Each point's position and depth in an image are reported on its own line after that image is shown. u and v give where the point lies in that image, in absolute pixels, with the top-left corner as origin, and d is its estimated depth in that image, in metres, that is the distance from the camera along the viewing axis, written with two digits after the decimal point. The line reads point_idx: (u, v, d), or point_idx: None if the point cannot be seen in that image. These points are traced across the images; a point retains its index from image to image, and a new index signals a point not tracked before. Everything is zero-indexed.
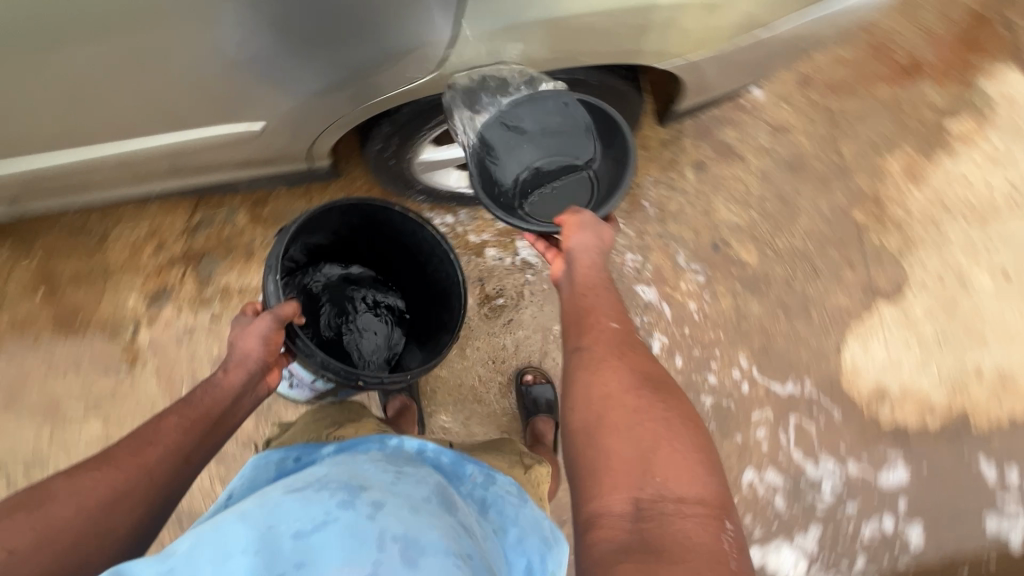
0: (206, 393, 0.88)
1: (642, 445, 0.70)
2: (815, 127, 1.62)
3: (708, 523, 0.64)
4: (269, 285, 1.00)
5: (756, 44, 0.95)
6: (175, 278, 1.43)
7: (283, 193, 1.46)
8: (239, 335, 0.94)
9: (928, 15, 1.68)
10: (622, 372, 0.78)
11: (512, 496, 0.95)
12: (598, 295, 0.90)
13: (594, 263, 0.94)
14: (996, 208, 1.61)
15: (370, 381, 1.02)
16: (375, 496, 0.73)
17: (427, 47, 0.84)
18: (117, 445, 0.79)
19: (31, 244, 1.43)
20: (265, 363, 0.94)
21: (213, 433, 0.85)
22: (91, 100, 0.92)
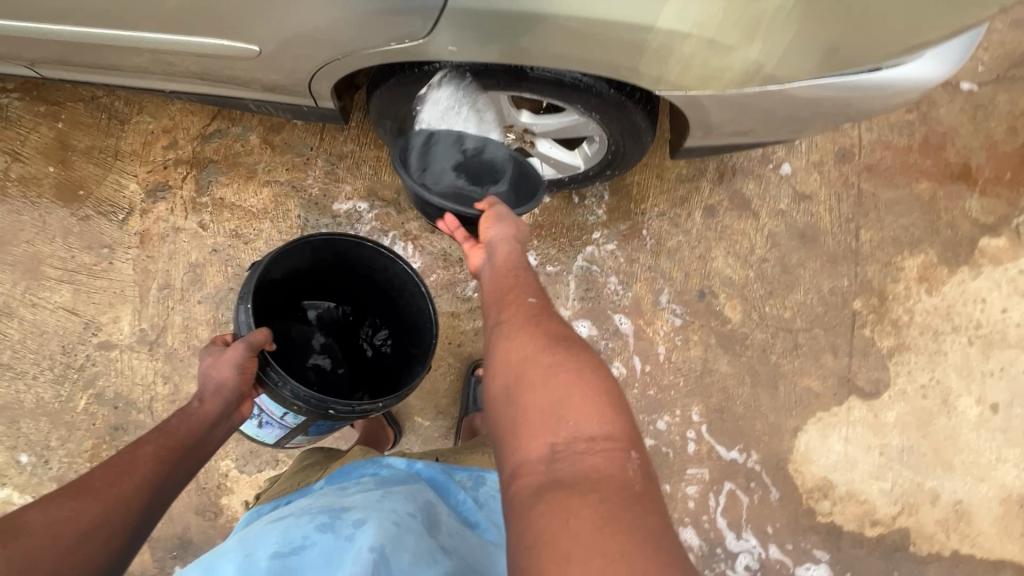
0: (182, 422, 0.86)
1: (551, 395, 0.66)
2: (839, 204, 1.56)
3: (613, 455, 0.61)
4: (241, 314, 1.01)
5: (764, 95, 0.92)
6: (177, 178, 1.48)
7: (299, 125, 1.50)
8: (211, 365, 0.93)
9: (993, 123, 1.59)
10: (535, 338, 0.73)
11: (502, 497, 1.01)
12: (519, 276, 0.86)
13: (513, 251, 0.91)
14: (1004, 338, 1.53)
15: (339, 409, 1.00)
16: (355, 517, 0.79)
17: (418, 7, 0.84)
18: (90, 476, 0.73)
19: (59, 110, 1.50)
20: (241, 393, 0.94)
21: (185, 465, 0.82)
22: None
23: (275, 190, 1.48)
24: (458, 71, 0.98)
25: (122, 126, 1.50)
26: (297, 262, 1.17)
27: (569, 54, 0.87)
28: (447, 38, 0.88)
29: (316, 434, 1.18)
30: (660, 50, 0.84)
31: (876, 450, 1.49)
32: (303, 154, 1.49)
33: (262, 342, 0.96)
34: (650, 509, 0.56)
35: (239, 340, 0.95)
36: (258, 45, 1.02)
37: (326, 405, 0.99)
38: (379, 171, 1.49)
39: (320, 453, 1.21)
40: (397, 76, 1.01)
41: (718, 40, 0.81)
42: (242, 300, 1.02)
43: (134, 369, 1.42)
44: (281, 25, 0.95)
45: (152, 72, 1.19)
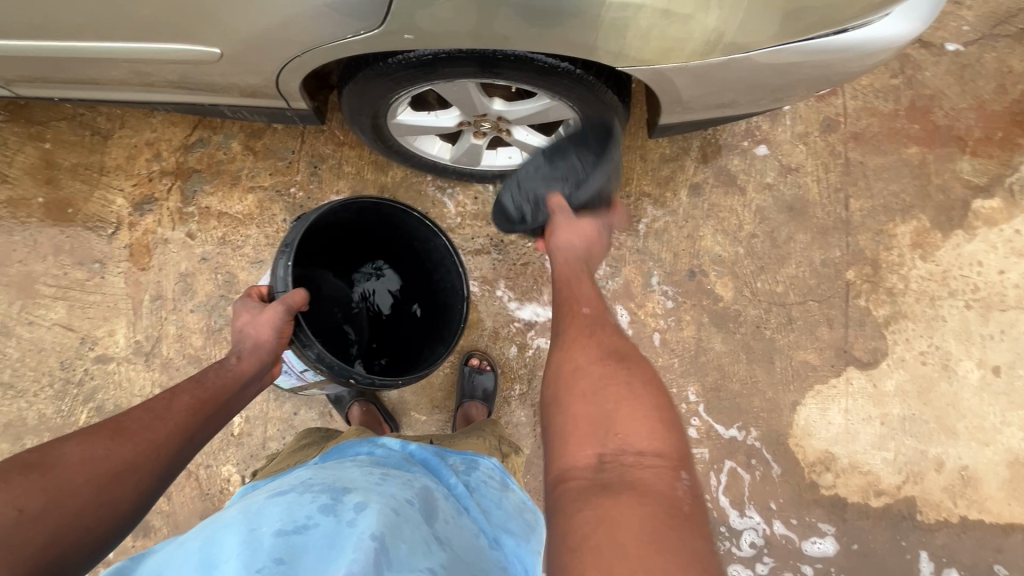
0: (217, 376, 0.86)
1: (603, 408, 0.70)
2: (827, 175, 1.54)
3: (663, 471, 0.63)
4: (280, 269, 0.99)
5: (732, 63, 0.91)
6: (162, 190, 1.49)
7: (280, 129, 1.51)
8: (248, 324, 0.93)
9: (981, 83, 1.56)
10: (588, 350, 0.79)
11: (494, 483, 0.97)
12: (580, 284, 0.93)
13: (574, 256, 0.97)
14: (1003, 300, 1.51)
15: (360, 381, 0.99)
16: (357, 500, 0.75)
17: None
18: (127, 416, 0.75)
19: (42, 130, 1.52)
20: (276, 354, 0.94)
21: (217, 419, 0.83)
22: None
23: (260, 195, 1.49)
24: (426, 61, 0.97)
25: (106, 141, 1.51)
26: (337, 219, 1.16)
27: (526, 34, 0.87)
28: (402, 26, 0.88)
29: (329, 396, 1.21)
30: (616, 24, 0.84)
31: (878, 420, 1.47)
32: (285, 158, 1.49)
33: (297, 305, 0.95)
34: (696, 530, 0.57)
35: (275, 301, 0.94)
36: (219, 48, 1.02)
37: (348, 376, 0.98)
38: (361, 169, 1.49)
39: (320, 432, 1.18)
40: (366, 69, 1.01)
41: (672, 9, 0.81)
42: (284, 252, 0.98)
43: (132, 381, 1.43)
44: (240, 23, 0.95)
45: (129, 83, 1.20)
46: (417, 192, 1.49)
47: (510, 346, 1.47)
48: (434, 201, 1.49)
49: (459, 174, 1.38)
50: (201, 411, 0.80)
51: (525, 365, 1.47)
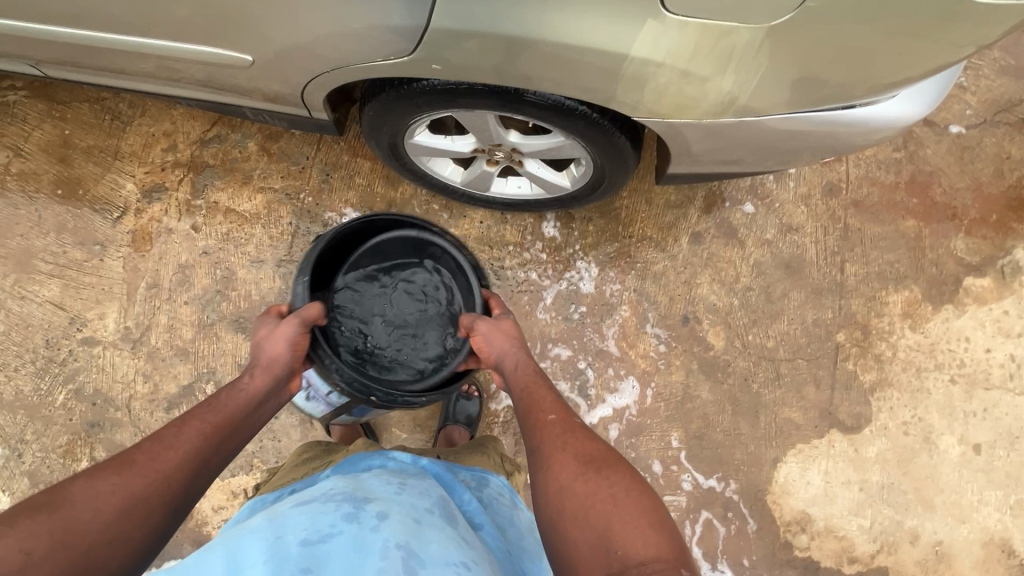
0: (231, 399, 0.88)
1: (597, 526, 0.71)
2: (825, 237, 1.57)
3: (667, 573, 0.64)
4: (296, 289, 1.05)
5: (744, 125, 0.95)
6: (173, 180, 1.51)
7: (297, 135, 1.53)
8: (265, 341, 0.98)
9: (979, 165, 1.61)
10: (568, 465, 0.80)
11: (505, 499, 0.98)
12: (540, 393, 0.95)
13: (517, 364, 1.02)
14: (987, 379, 1.53)
15: (382, 398, 1.06)
16: (379, 508, 0.76)
17: (404, 27, 0.88)
18: (136, 449, 0.75)
19: (63, 109, 1.54)
20: (289, 371, 0.98)
21: (230, 442, 0.84)
22: None
23: (270, 196, 1.50)
24: (448, 90, 1.00)
25: (124, 127, 1.53)
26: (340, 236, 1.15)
27: (548, 80, 0.91)
28: (431, 56, 0.91)
29: (359, 413, 1.20)
30: (636, 78, 0.87)
31: (857, 486, 1.48)
32: (299, 163, 1.52)
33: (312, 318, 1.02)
34: None
35: (292, 316, 1.01)
36: (251, 55, 1.05)
37: (372, 394, 1.06)
38: (373, 183, 1.51)
39: (321, 445, 1.16)
40: (389, 91, 1.04)
41: (691, 69, 0.84)
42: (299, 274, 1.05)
43: (116, 366, 1.42)
44: (277, 36, 0.98)
45: (156, 76, 1.22)
46: (424, 210, 1.51)
47: None
48: (441, 222, 1.51)
49: (469, 197, 1.41)
50: (211, 435, 0.80)
51: None
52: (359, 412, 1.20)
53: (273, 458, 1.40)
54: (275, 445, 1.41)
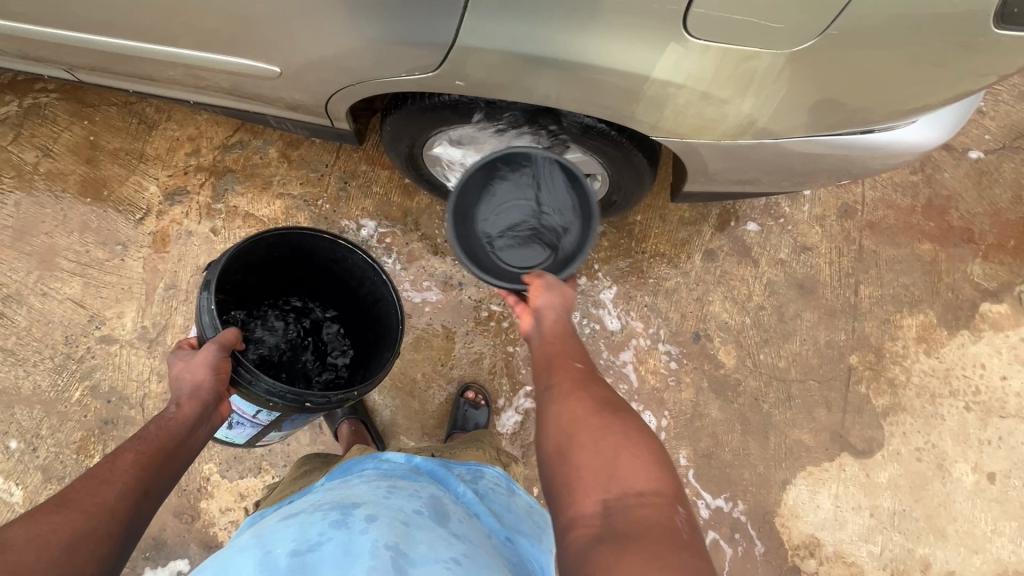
0: (161, 427, 0.81)
1: (604, 455, 0.67)
2: (839, 258, 1.56)
3: (663, 509, 0.62)
4: (205, 314, 0.99)
5: (761, 146, 0.95)
6: (195, 184, 1.54)
7: (316, 142, 1.56)
8: (184, 369, 0.90)
9: (997, 191, 1.60)
10: (584, 399, 0.75)
11: (500, 489, 0.97)
12: (565, 340, 0.87)
13: (560, 319, 0.91)
14: (1003, 407, 1.50)
15: (315, 401, 1.00)
16: (367, 511, 0.76)
17: (428, 45, 0.89)
18: (67, 489, 0.69)
19: (93, 112, 1.58)
20: (218, 394, 0.90)
21: (171, 467, 0.79)
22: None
23: (288, 202, 1.53)
24: (469, 104, 1.02)
25: (150, 131, 1.57)
26: (250, 258, 1.12)
27: (568, 99, 0.92)
28: (454, 73, 0.93)
29: (289, 426, 1.13)
30: (656, 99, 0.88)
31: (867, 511, 1.45)
32: (318, 170, 1.54)
33: (232, 341, 0.94)
34: (697, 556, 0.59)
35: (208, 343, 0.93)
36: (279, 67, 1.08)
37: (302, 400, 0.99)
38: (389, 192, 1.53)
39: (320, 457, 1.17)
40: (412, 103, 1.06)
41: (711, 92, 0.85)
42: (207, 292, 0.99)
43: (132, 365, 1.44)
44: (305, 49, 1.00)
45: (183, 83, 1.25)
46: (438, 220, 1.52)
47: (508, 383, 1.48)
48: None
49: None
50: (150, 464, 0.76)
51: (524, 404, 1.47)
52: (288, 426, 1.13)
53: (281, 461, 1.41)
54: (283, 448, 1.42)
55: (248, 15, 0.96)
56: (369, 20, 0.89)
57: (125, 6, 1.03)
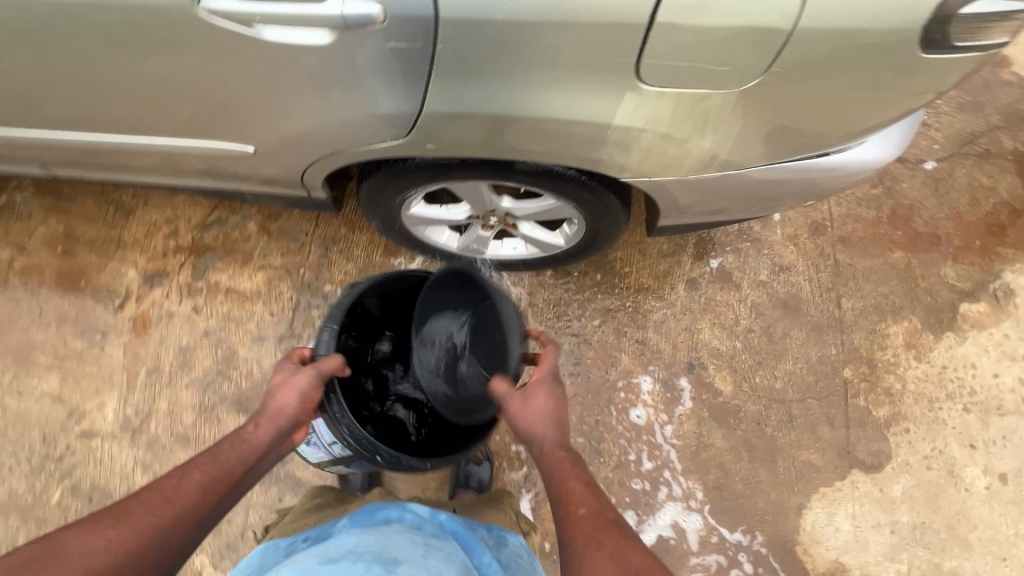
0: (234, 448, 0.79)
1: None
2: (818, 275, 1.59)
3: None
4: (324, 334, 0.97)
5: (724, 178, 1.00)
6: (175, 265, 1.53)
7: (294, 214, 1.58)
8: (279, 388, 0.88)
9: (954, 196, 1.67)
10: (600, 568, 0.66)
11: (523, 561, 0.93)
12: (565, 474, 0.80)
13: (547, 441, 0.86)
14: (1001, 404, 1.51)
15: (386, 458, 0.96)
16: (410, 571, 0.72)
17: (397, 115, 0.92)
18: (135, 502, 0.67)
19: (68, 204, 1.58)
20: (297, 423, 0.87)
21: (230, 498, 0.75)
22: (105, 94, 1.02)
23: (270, 274, 1.52)
24: (441, 164, 1.05)
25: (127, 218, 1.57)
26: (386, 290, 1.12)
27: (537, 151, 0.95)
28: (425, 137, 0.95)
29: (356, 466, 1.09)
30: (621, 143, 0.92)
31: (888, 528, 1.42)
32: (298, 240, 1.55)
33: (332, 371, 0.91)
34: None
35: (311, 365, 0.91)
36: (254, 145, 1.10)
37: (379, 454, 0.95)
38: (370, 253, 1.54)
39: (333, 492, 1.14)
40: (385, 168, 1.09)
41: (671, 133, 0.89)
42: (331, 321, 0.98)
43: (114, 458, 1.38)
44: (280, 127, 1.03)
45: (159, 169, 1.27)
46: None
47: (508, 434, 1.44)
48: None
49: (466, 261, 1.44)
50: (213, 490, 0.72)
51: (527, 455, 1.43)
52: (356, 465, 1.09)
53: None
54: None
55: (222, 99, 0.98)
56: (341, 97, 0.92)
57: (99, 102, 1.05)
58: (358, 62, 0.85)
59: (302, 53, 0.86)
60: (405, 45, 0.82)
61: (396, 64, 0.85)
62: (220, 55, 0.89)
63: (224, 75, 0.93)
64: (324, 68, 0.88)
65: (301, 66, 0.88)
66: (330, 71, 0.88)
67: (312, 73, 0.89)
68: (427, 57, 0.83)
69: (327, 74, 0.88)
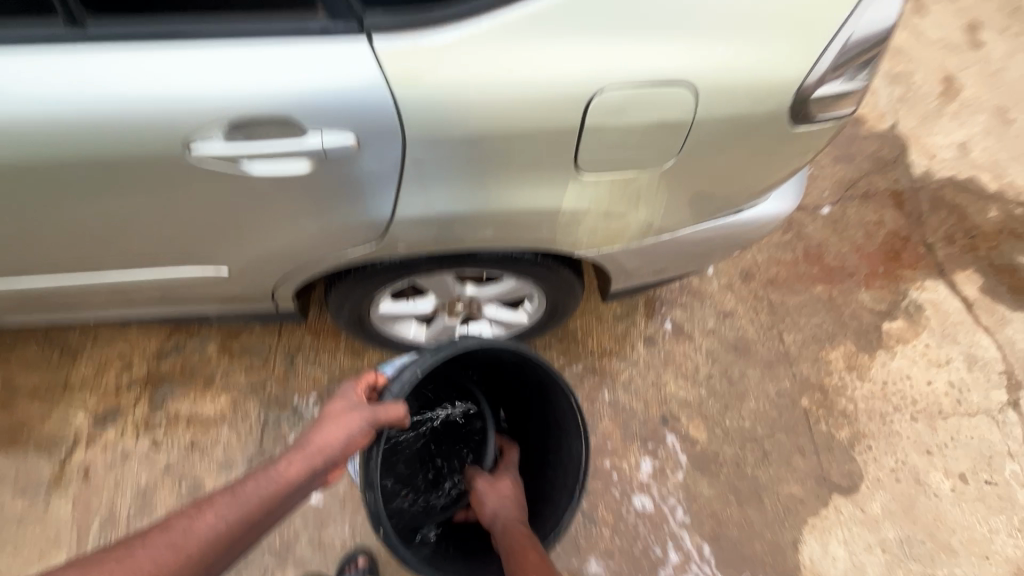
0: (258, 488, 0.81)
1: None
2: (757, 316, 1.75)
3: None
4: (408, 372, 1.01)
5: (660, 242, 1.14)
6: (129, 400, 1.46)
7: (255, 329, 1.57)
8: (329, 423, 0.91)
9: (853, 231, 1.91)
10: None
11: None
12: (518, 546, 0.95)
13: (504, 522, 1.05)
14: (941, 408, 1.65)
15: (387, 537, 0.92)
16: None
17: (370, 225, 1.00)
18: (141, 542, 0.72)
19: (6, 353, 1.50)
20: (331, 466, 0.88)
21: (243, 544, 0.78)
22: (69, 241, 1.04)
23: (234, 394, 1.49)
24: (408, 263, 1.12)
25: (74, 358, 1.51)
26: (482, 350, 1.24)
27: (496, 239, 1.06)
28: (394, 240, 1.03)
29: None
30: (570, 224, 1.04)
31: (878, 548, 1.48)
32: (261, 355, 1.53)
33: (388, 419, 0.94)
34: None
35: (366, 408, 0.93)
36: (227, 267, 1.13)
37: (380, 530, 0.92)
38: (338, 357, 1.54)
39: None
40: (353, 274, 1.15)
41: (611, 210, 1.02)
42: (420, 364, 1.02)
43: None
44: (253, 248, 1.07)
45: (119, 304, 1.26)
46: None
47: None
48: None
49: None
50: (225, 537, 0.75)
51: None
52: None
53: None
54: None
55: (194, 231, 1.02)
56: (315, 215, 0.99)
57: (60, 249, 1.06)
58: (330, 184, 0.92)
59: (276, 183, 0.91)
60: (375, 166, 0.89)
61: (366, 183, 0.92)
62: (192, 194, 0.93)
63: (201, 208, 0.96)
64: (299, 193, 0.94)
65: (274, 194, 0.94)
66: (305, 196, 0.94)
67: (287, 198, 0.95)
68: (396, 175, 0.91)
69: (302, 198, 0.95)
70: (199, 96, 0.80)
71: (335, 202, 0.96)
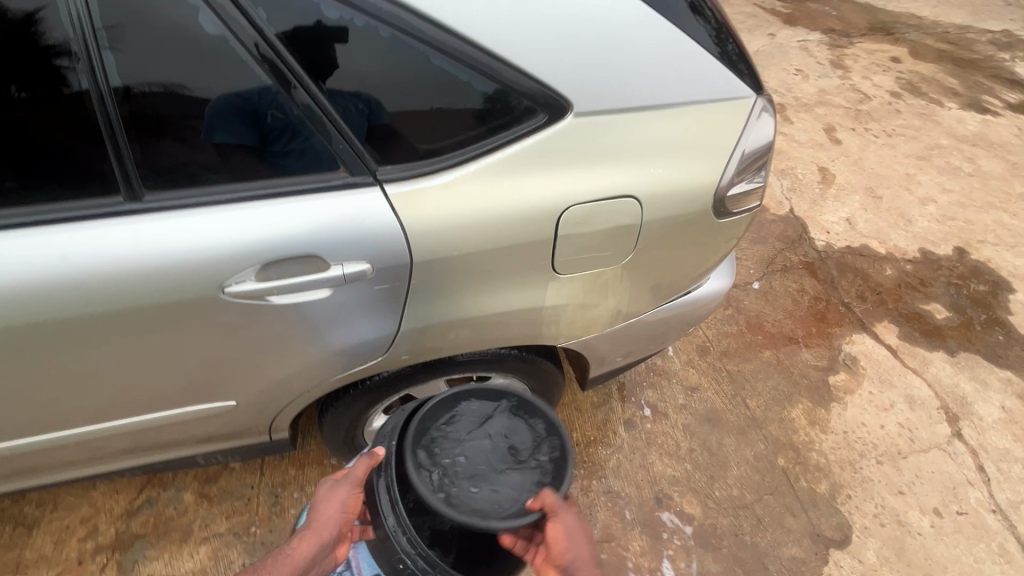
0: (274, 567, 0.86)
1: None
2: (720, 387, 1.89)
3: None
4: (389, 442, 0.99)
5: (628, 326, 1.28)
6: (94, 570, 1.34)
7: (236, 468, 1.52)
8: (321, 496, 0.95)
9: (782, 300, 2.17)
10: None
11: None
12: None
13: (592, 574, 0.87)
14: (900, 448, 1.79)
15: None
16: None
17: (378, 340, 1.08)
18: None
19: None
20: (337, 534, 0.92)
21: None
22: (65, 395, 1.03)
23: (215, 543, 1.39)
24: (405, 374, 1.20)
25: (29, 531, 1.38)
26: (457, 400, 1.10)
27: (487, 340, 1.16)
28: (397, 352, 1.12)
29: None
30: (551, 319, 1.17)
31: None
32: (243, 495, 1.47)
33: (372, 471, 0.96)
34: None
35: (348, 471, 0.96)
36: (234, 399, 1.15)
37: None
38: None
39: None
40: (350, 392, 1.21)
41: (584, 302, 1.17)
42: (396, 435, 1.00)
43: None
44: (260, 378, 1.11)
45: (104, 457, 1.20)
46: None
47: None
48: None
49: None
50: None
51: None
52: None
53: None
54: None
55: (203, 366, 1.05)
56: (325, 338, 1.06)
57: (53, 405, 1.04)
58: (342, 306, 1.01)
59: (291, 312, 0.99)
60: (386, 285, 1.00)
61: (377, 301, 1.02)
62: (208, 328, 0.98)
63: (218, 340, 1.01)
64: (314, 317, 1.02)
65: (288, 320, 1.01)
66: (319, 320, 1.02)
67: (300, 324, 1.02)
68: (404, 295, 1.03)
69: (315, 321, 1.02)
70: (230, 243, 0.90)
71: (346, 323, 1.04)
